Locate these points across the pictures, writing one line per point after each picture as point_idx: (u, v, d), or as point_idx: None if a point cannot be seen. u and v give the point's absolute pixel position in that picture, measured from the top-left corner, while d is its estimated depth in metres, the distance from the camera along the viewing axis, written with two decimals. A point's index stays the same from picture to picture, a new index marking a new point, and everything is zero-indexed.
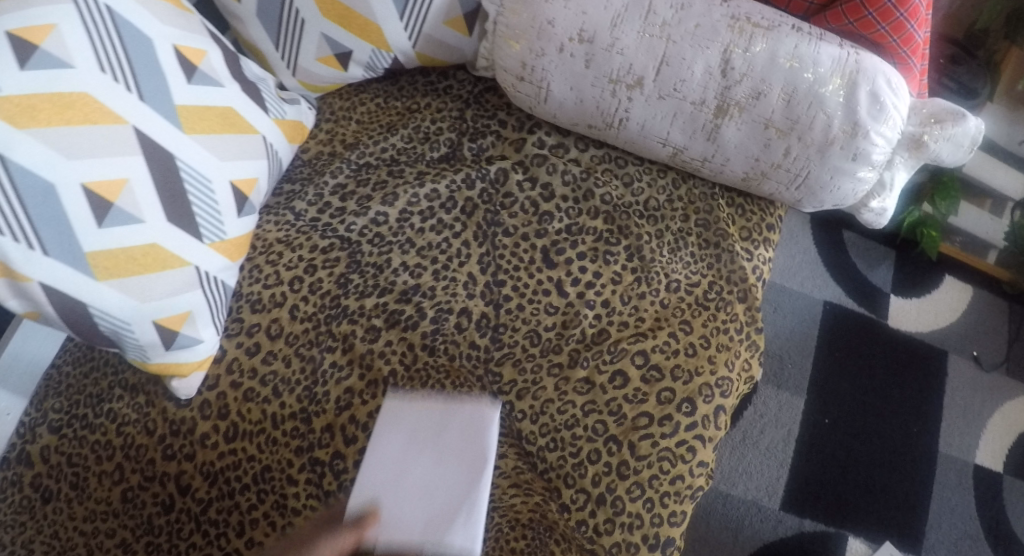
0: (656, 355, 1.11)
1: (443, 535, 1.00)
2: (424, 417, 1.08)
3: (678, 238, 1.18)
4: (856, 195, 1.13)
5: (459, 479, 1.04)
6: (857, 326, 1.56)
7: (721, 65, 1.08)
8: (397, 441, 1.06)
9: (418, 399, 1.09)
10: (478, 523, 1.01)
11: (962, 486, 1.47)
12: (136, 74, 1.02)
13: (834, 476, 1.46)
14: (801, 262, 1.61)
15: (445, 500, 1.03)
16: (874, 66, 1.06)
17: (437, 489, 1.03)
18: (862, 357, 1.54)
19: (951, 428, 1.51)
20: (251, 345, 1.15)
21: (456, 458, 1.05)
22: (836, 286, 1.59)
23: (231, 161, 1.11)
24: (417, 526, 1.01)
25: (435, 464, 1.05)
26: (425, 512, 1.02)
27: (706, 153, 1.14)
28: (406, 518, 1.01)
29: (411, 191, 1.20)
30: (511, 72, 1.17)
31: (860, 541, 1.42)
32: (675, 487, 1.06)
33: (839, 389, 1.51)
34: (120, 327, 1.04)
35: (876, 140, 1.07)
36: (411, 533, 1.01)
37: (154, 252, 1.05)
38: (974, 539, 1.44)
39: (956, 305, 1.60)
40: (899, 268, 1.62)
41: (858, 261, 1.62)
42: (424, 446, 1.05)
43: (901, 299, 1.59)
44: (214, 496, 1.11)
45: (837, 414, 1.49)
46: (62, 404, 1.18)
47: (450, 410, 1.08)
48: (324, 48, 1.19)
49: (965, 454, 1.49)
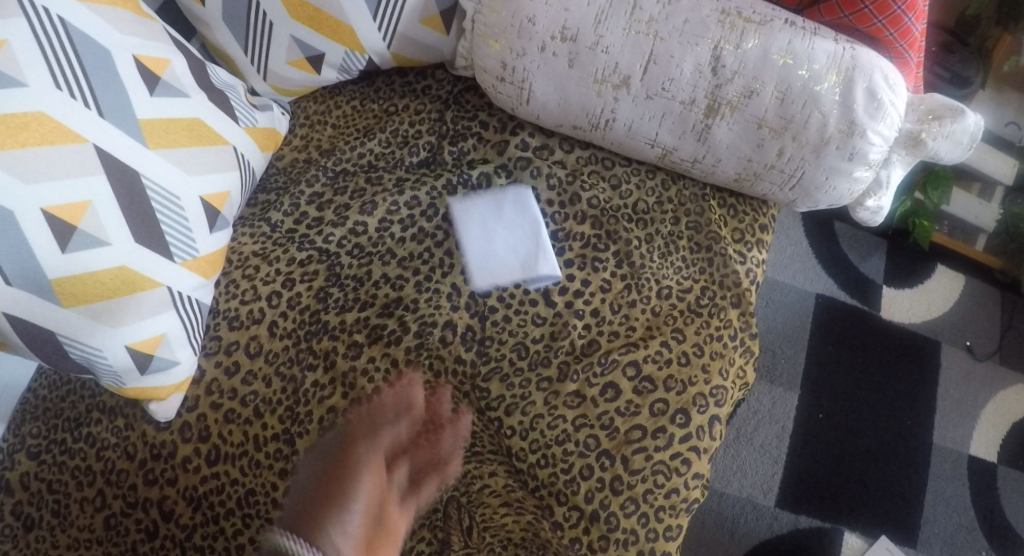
0: (648, 366, 1.08)
1: (538, 261, 1.12)
2: (477, 196, 1.16)
3: (669, 242, 1.14)
4: (852, 194, 1.09)
5: (530, 224, 1.14)
6: (849, 318, 1.54)
7: (711, 63, 1.04)
8: (470, 214, 1.15)
9: (466, 187, 1.16)
10: (548, 246, 1.13)
11: (956, 477, 1.46)
12: (94, 89, 0.97)
13: (829, 471, 1.44)
14: (792, 255, 1.58)
15: (525, 237, 1.13)
16: (870, 61, 1.02)
17: (518, 234, 1.13)
18: (855, 350, 1.52)
19: (945, 419, 1.49)
20: (230, 365, 1.11)
21: (519, 211, 1.14)
22: (828, 278, 1.57)
23: (201, 175, 1.06)
24: (513, 269, 1.13)
25: (506, 223, 1.14)
26: (514, 256, 1.13)
27: (697, 154, 1.10)
28: (506, 270, 1.13)
29: (391, 199, 1.15)
30: (491, 73, 1.12)
31: (855, 537, 1.41)
32: (670, 501, 1.04)
33: (833, 383, 1.49)
34: (91, 354, 1.00)
35: (874, 138, 1.03)
36: (513, 265, 1.13)
37: (123, 275, 1.00)
38: (969, 530, 1.43)
39: (949, 294, 1.58)
40: (892, 259, 1.59)
41: (849, 251, 1.59)
42: (494, 220, 1.14)
43: (893, 290, 1.57)
44: (199, 522, 1.07)
45: (831, 408, 1.47)
46: (39, 428, 1.13)
47: (495, 188, 1.16)
48: (295, 51, 1.13)
49: (959, 445, 1.48)
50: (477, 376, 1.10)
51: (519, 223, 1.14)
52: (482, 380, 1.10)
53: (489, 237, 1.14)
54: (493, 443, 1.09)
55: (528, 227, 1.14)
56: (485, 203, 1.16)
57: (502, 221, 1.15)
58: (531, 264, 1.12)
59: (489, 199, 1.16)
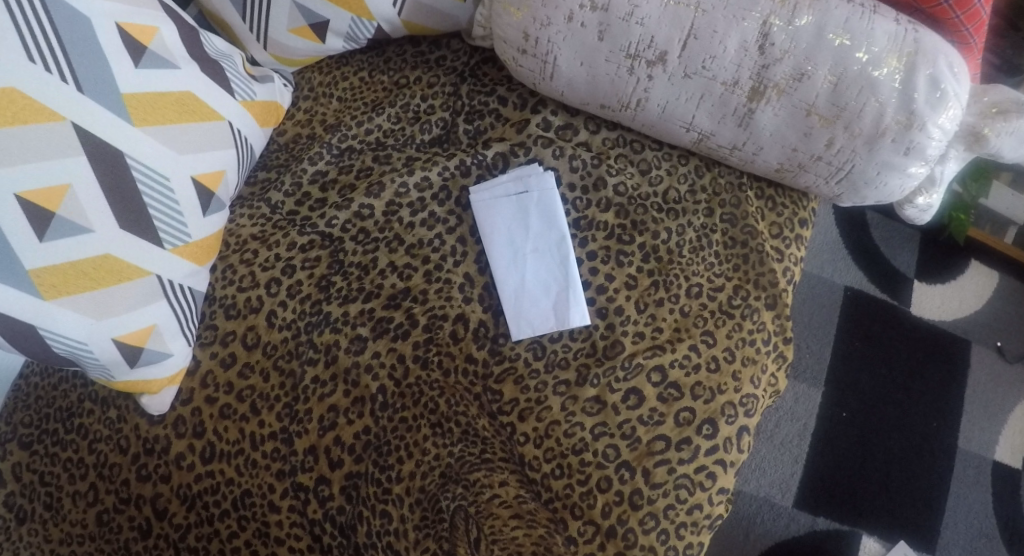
0: (675, 372, 1.00)
1: (566, 305, 1.02)
2: (506, 204, 1.05)
3: (702, 235, 1.05)
4: (904, 191, 0.99)
5: (558, 254, 1.04)
6: (877, 313, 1.44)
7: (759, 40, 0.93)
8: (502, 228, 1.05)
9: (499, 189, 1.06)
10: (578, 290, 1.03)
11: (979, 483, 1.38)
12: (71, 62, 0.89)
13: (849, 472, 1.36)
14: (821, 245, 1.48)
15: (553, 271, 1.04)
16: (935, 45, 0.91)
17: (545, 265, 1.04)
18: (883, 346, 1.43)
19: (971, 421, 1.41)
20: (226, 357, 1.04)
21: (548, 233, 1.05)
22: (858, 270, 1.47)
23: (193, 154, 0.98)
24: (541, 302, 1.03)
25: (535, 246, 1.05)
26: (543, 290, 1.03)
27: (737, 141, 1.00)
28: (532, 304, 1.03)
29: (399, 180, 1.06)
30: (512, 45, 1.02)
31: (873, 540, 1.34)
32: (692, 517, 0.96)
33: (858, 380, 1.40)
34: (76, 348, 0.93)
35: (934, 132, 0.92)
36: (540, 298, 1.03)
37: (108, 264, 0.93)
38: (989, 538, 1.36)
39: (982, 292, 1.47)
40: (926, 251, 1.49)
41: (881, 242, 1.49)
42: (525, 238, 1.05)
43: (924, 285, 1.47)
44: (193, 522, 1.01)
45: (855, 407, 1.39)
46: (31, 417, 1.08)
47: (523, 192, 1.05)
48: (297, 17, 1.04)
49: (984, 450, 1.40)
50: (489, 377, 1.02)
51: (544, 229, 1.05)
52: (494, 382, 1.02)
53: (518, 261, 1.04)
54: (505, 450, 1.01)
55: (557, 254, 1.04)
56: (508, 198, 1.05)
57: (526, 225, 1.05)
58: (561, 312, 1.02)
59: (513, 193, 1.05)
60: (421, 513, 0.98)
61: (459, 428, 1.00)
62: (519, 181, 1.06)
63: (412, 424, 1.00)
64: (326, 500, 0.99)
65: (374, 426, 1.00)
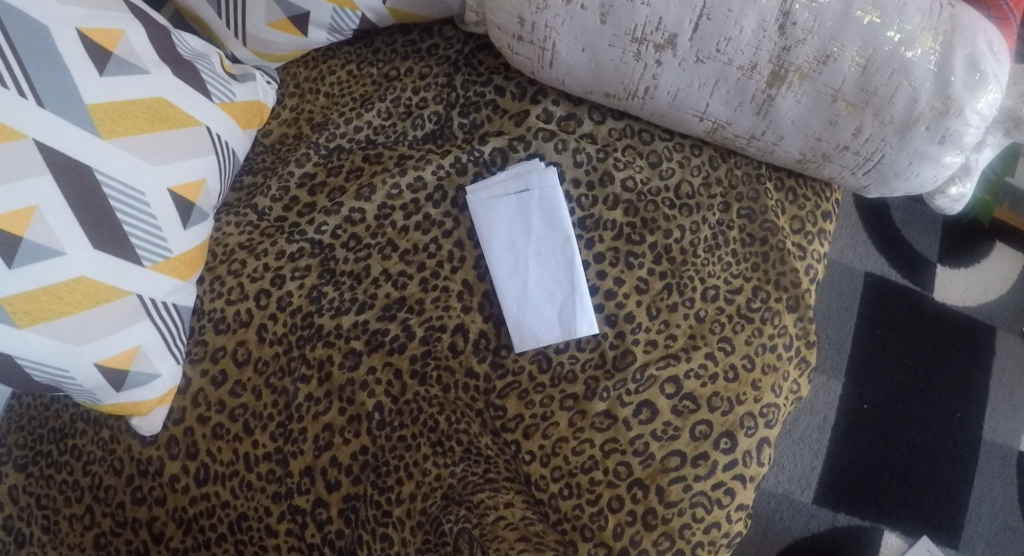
0: (690, 382, 0.93)
1: (572, 313, 0.96)
2: (503, 205, 0.98)
3: (718, 233, 0.98)
4: (936, 180, 0.92)
5: (560, 258, 0.97)
6: (899, 300, 1.36)
7: (779, 19, 0.84)
8: (502, 231, 0.98)
9: (496, 189, 0.99)
10: (583, 296, 0.96)
11: (1005, 474, 1.30)
12: (30, 76, 0.83)
13: (870, 467, 1.29)
14: (841, 229, 1.40)
15: (555, 275, 0.97)
16: (973, 21, 0.83)
17: (549, 269, 0.98)
18: (905, 334, 1.35)
19: (997, 410, 1.32)
20: (217, 374, 0.98)
21: (549, 235, 0.98)
22: (878, 255, 1.39)
23: (170, 163, 0.92)
24: (546, 309, 0.96)
25: (538, 250, 0.98)
26: (546, 295, 0.97)
27: (755, 130, 0.92)
28: (536, 313, 0.96)
29: (391, 181, 1.00)
30: (506, 31, 0.94)
31: (895, 536, 1.27)
32: (710, 536, 0.90)
33: (881, 370, 1.32)
34: (57, 375, 0.88)
35: (971, 118, 0.84)
36: (543, 305, 0.96)
37: (84, 287, 0.87)
38: (1015, 531, 1.28)
39: (1009, 275, 1.39)
40: (948, 234, 1.40)
41: (902, 225, 1.40)
42: (526, 242, 0.98)
43: (946, 269, 1.38)
44: (190, 546, 0.97)
45: (877, 399, 1.31)
46: (25, 439, 1.02)
47: (522, 191, 0.98)
48: (275, 10, 0.98)
49: (1010, 440, 1.31)
50: (491, 392, 0.96)
51: (547, 231, 0.98)
52: (497, 397, 0.96)
53: (519, 266, 0.98)
54: (510, 469, 0.95)
55: (560, 258, 0.97)
56: (507, 197, 0.98)
57: (527, 225, 0.98)
58: (566, 320, 0.96)
59: (512, 191, 0.98)
60: (422, 537, 0.92)
61: (461, 447, 0.95)
62: (519, 178, 0.98)
63: (411, 443, 0.95)
64: (324, 524, 0.94)
65: (371, 445, 0.95)
